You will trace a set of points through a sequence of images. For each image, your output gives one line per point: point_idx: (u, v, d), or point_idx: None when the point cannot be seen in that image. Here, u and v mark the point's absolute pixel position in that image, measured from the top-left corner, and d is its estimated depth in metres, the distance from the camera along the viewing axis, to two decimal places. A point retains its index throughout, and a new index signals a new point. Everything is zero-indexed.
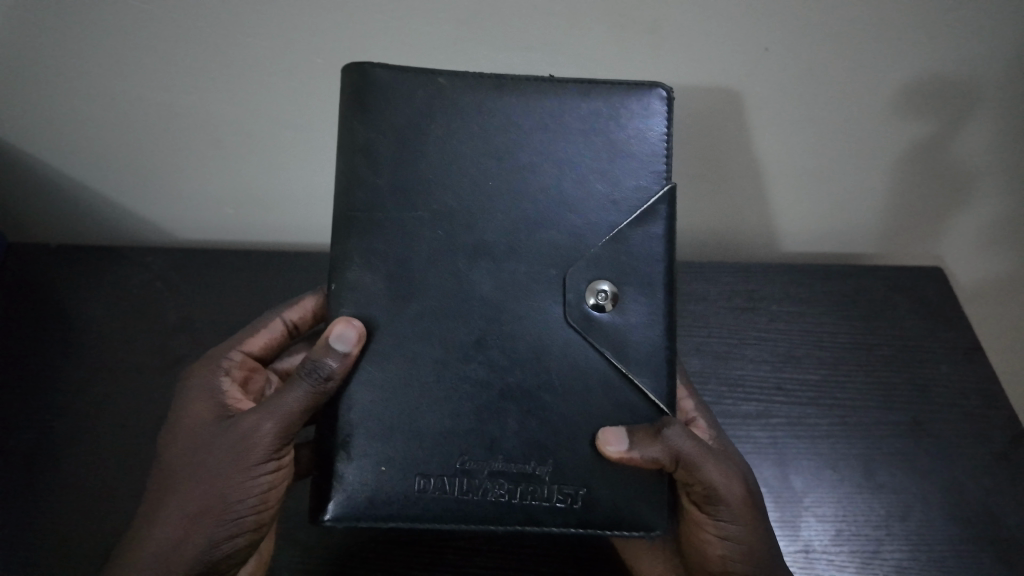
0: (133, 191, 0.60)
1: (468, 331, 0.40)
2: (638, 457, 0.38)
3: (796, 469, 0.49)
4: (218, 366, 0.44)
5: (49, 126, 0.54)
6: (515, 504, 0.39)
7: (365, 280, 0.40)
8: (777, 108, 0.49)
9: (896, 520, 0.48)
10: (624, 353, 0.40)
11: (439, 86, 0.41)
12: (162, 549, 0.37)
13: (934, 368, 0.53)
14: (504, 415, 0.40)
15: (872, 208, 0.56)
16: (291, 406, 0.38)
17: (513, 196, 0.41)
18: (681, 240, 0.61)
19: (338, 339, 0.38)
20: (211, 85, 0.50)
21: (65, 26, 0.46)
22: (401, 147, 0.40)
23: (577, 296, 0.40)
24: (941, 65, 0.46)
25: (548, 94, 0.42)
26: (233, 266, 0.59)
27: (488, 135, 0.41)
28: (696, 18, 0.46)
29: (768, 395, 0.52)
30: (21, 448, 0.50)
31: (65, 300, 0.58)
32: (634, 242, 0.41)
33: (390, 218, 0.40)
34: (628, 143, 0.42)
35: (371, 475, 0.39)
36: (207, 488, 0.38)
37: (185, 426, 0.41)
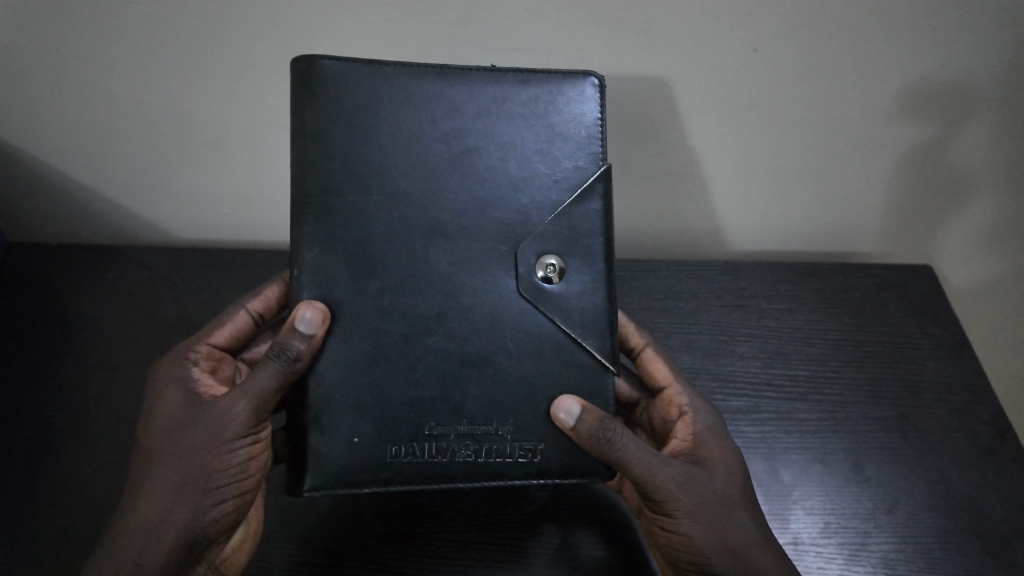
0: (168, 192, 0.65)
1: (428, 307, 0.44)
2: (580, 435, 0.43)
3: (784, 464, 0.53)
4: (187, 358, 0.49)
5: (78, 130, 0.59)
6: (481, 462, 0.44)
7: (338, 272, 0.43)
8: (767, 110, 0.55)
9: (883, 513, 0.52)
10: (566, 316, 0.45)
11: (385, 75, 0.44)
12: (153, 518, 0.41)
13: (923, 366, 0.60)
14: (464, 383, 0.44)
15: (873, 205, 0.63)
16: (262, 386, 0.42)
17: (466, 180, 0.45)
18: (667, 235, 0.67)
19: (303, 321, 0.42)
20: (235, 92, 0.55)
21: (76, 33, 0.51)
22: (353, 135, 0.44)
23: (527, 268, 0.44)
24: (935, 68, 0.52)
25: (490, 81, 0.45)
26: (258, 265, 0.66)
27: (433, 121, 0.44)
28: (682, 17, 0.48)
29: (757, 390, 0.58)
30: (22, 441, 0.56)
31: (66, 299, 0.64)
32: (578, 217, 0.46)
33: (346, 203, 0.43)
34: (563, 125, 0.46)
35: (346, 448, 0.43)
36: (192, 462, 0.42)
37: (167, 409, 0.45)
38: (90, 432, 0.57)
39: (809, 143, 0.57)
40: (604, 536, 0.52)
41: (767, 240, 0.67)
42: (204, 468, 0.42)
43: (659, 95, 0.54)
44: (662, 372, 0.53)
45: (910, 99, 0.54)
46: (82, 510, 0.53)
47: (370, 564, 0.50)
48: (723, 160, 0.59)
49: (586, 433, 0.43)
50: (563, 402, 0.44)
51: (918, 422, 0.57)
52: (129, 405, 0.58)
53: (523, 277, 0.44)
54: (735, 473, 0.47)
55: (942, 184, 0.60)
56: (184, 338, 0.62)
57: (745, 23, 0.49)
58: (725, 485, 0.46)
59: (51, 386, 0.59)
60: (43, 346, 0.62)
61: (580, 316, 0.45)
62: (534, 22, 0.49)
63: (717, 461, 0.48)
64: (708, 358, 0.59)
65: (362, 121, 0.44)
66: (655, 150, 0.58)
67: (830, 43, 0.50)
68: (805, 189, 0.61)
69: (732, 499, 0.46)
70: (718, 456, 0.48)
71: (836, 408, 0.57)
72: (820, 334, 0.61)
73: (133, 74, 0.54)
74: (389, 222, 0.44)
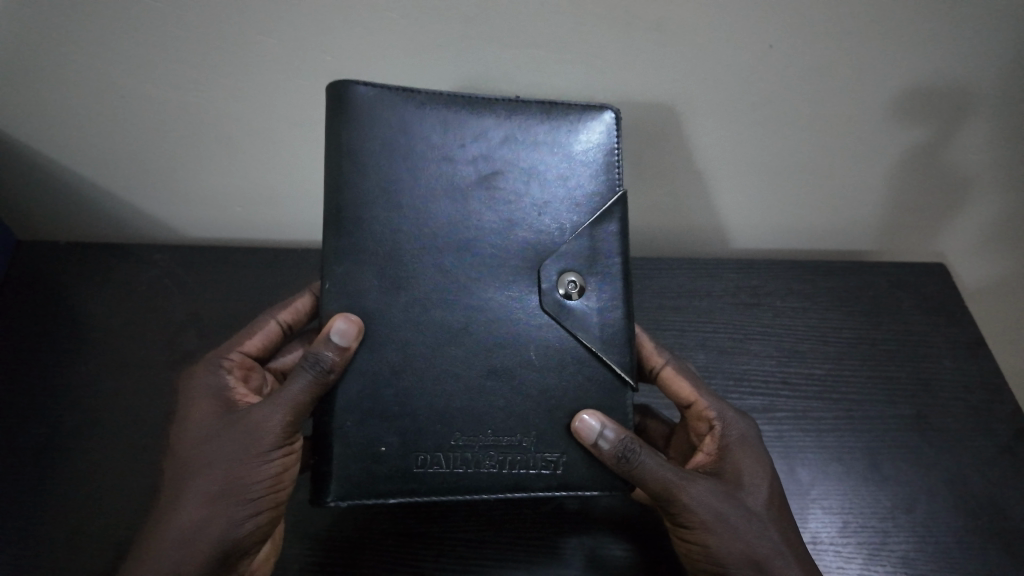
0: (178, 191, 0.65)
1: (456, 318, 0.44)
2: (602, 450, 0.43)
3: (801, 462, 0.53)
4: (219, 365, 0.49)
5: (87, 128, 0.58)
6: (504, 474, 0.44)
7: (365, 285, 0.43)
8: (781, 108, 0.54)
9: (902, 513, 0.51)
10: (590, 332, 0.45)
11: (418, 102, 0.44)
12: (187, 529, 0.41)
13: (938, 363, 0.59)
14: (489, 394, 0.44)
15: (875, 205, 0.63)
16: (295, 397, 0.42)
17: (490, 201, 0.45)
18: (678, 232, 0.68)
19: (336, 333, 0.41)
20: (246, 90, 0.54)
21: (83, 32, 0.50)
22: (385, 151, 0.44)
23: (550, 284, 0.45)
24: (948, 72, 0.51)
25: (518, 111, 0.46)
26: (269, 262, 0.66)
27: (463, 147, 0.45)
28: (700, 19, 0.48)
29: (774, 389, 0.57)
30: (34, 441, 0.56)
31: (76, 299, 0.64)
32: (597, 239, 0.46)
33: (376, 218, 0.44)
34: (584, 153, 0.47)
35: (370, 459, 0.43)
36: (226, 472, 0.42)
37: (203, 418, 0.45)
38: (100, 432, 0.56)
39: (826, 139, 0.57)
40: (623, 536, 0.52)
41: (778, 235, 0.67)
42: (239, 479, 0.42)
43: (675, 94, 0.53)
44: (688, 392, 0.51)
45: (929, 101, 0.53)
46: (95, 508, 0.52)
47: (386, 564, 0.49)
48: (736, 156, 0.59)
49: (607, 450, 0.43)
50: (583, 416, 0.44)
51: (935, 420, 0.56)
52: (140, 403, 0.58)
53: (544, 296, 0.45)
54: (762, 488, 0.47)
55: (954, 182, 0.60)
56: (196, 335, 0.62)
57: (764, 25, 0.48)
58: (751, 502, 0.46)
59: (62, 384, 0.59)
60: (54, 345, 0.61)
61: (604, 333, 0.45)
62: (548, 20, 0.48)
63: (744, 476, 0.47)
64: (724, 356, 0.59)
65: (389, 140, 0.44)
66: (667, 146, 0.58)
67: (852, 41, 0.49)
68: (817, 187, 0.61)
69: (759, 515, 0.45)
70: (745, 471, 0.47)
71: (851, 405, 0.57)
72: (834, 332, 0.61)
73: (144, 71, 0.53)
74: (410, 237, 0.44)
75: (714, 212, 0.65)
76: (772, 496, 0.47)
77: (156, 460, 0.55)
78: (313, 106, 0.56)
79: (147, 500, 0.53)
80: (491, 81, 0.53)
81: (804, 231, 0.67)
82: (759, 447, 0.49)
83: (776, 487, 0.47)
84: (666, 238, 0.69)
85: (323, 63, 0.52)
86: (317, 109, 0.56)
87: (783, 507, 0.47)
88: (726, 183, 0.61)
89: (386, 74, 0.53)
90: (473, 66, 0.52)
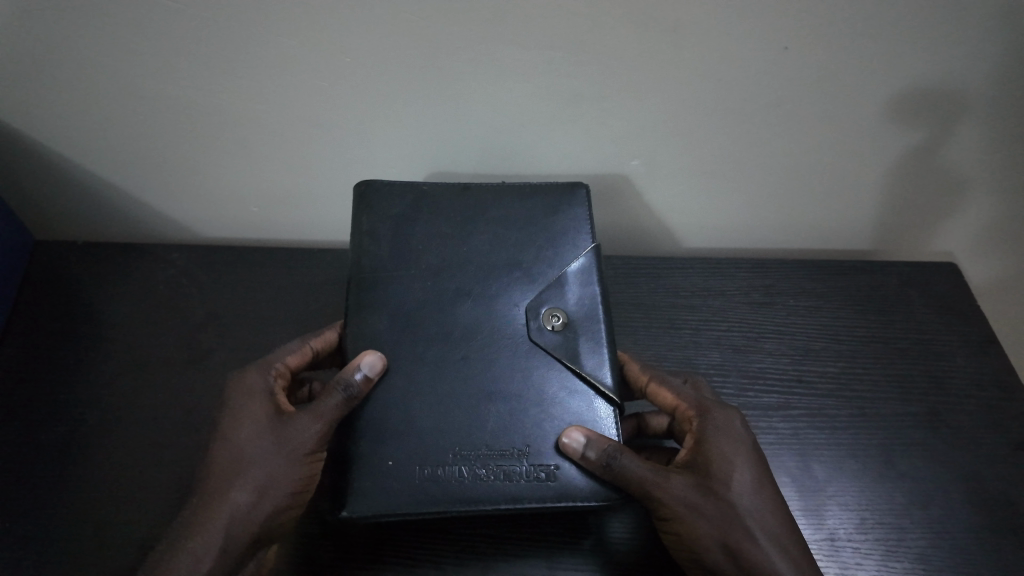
0: (193, 191, 0.65)
1: (454, 351, 0.50)
2: (584, 459, 0.46)
3: (817, 459, 0.53)
4: (261, 375, 0.51)
5: (104, 131, 0.59)
6: (500, 485, 0.46)
7: (377, 328, 0.50)
8: (792, 109, 0.55)
9: (917, 509, 0.52)
10: (577, 359, 0.50)
11: (424, 192, 0.56)
12: (230, 518, 0.45)
13: (950, 362, 0.60)
14: (487, 410, 0.48)
15: (882, 205, 0.64)
16: (329, 413, 0.47)
17: (484, 262, 0.53)
18: (689, 233, 0.69)
19: (365, 364, 0.48)
20: (265, 91, 0.55)
21: (99, 36, 0.50)
22: (397, 230, 0.54)
23: (536, 321, 0.51)
24: (948, 78, 0.51)
25: (505, 196, 0.56)
26: (285, 262, 0.67)
27: (463, 222, 0.55)
28: (717, 17, 0.48)
29: (788, 387, 0.58)
30: (54, 439, 0.56)
31: (94, 298, 0.65)
32: (576, 281, 0.53)
33: (391, 275, 0.52)
34: (567, 227, 0.55)
35: (381, 473, 0.46)
36: (267, 471, 0.46)
37: (239, 420, 0.48)
38: (119, 430, 0.57)
39: (840, 138, 0.57)
40: (638, 529, 0.52)
41: (788, 233, 0.69)
42: (279, 478, 0.46)
43: (690, 95, 0.54)
44: (674, 400, 0.52)
45: (943, 104, 0.53)
46: (116, 504, 0.52)
47: (409, 561, 0.49)
48: (748, 155, 0.59)
49: (594, 460, 0.46)
50: (572, 431, 0.47)
51: (948, 418, 0.57)
52: (160, 402, 0.58)
53: (534, 329, 0.51)
54: (741, 478, 0.48)
55: (949, 184, 0.60)
56: (214, 334, 0.62)
57: (776, 26, 0.48)
58: (729, 492, 0.47)
59: (81, 383, 0.59)
60: (73, 344, 0.62)
61: (590, 361, 0.50)
62: (564, 20, 0.48)
63: (722, 466, 0.48)
64: (738, 355, 0.59)
65: (401, 218, 0.54)
66: (681, 147, 0.59)
67: (870, 43, 0.49)
68: (829, 189, 0.62)
69: (736, 505, 0.47)
70: (722, 463, 0.48)
71: (864, 402, 0.57)
72: (846, 331, 0.61)
73: (164, 73, 0.53)
74: (418, 291, 0.52)
75: (725, 212, 0.66)
76: (753, 483, 0.48)
77: (175, 457, 0.55)
78: (330, 106, 0.56)
79: (168, 498, 0.53)
80: (507, 84, 0.53)
81: (815, 229, 0.67)
82: (740, 435, 0.50)
83: (756, 474, 0.48)
84: (679, 236, 0.70)
85: (340, 65, 0.52)
86: (333, 109, 0.56)
87: (767, 492, 0.48)
88: (737, 184, 0.62)
89: (404, 76, 0.53)
90: (491, 65, 0.52)
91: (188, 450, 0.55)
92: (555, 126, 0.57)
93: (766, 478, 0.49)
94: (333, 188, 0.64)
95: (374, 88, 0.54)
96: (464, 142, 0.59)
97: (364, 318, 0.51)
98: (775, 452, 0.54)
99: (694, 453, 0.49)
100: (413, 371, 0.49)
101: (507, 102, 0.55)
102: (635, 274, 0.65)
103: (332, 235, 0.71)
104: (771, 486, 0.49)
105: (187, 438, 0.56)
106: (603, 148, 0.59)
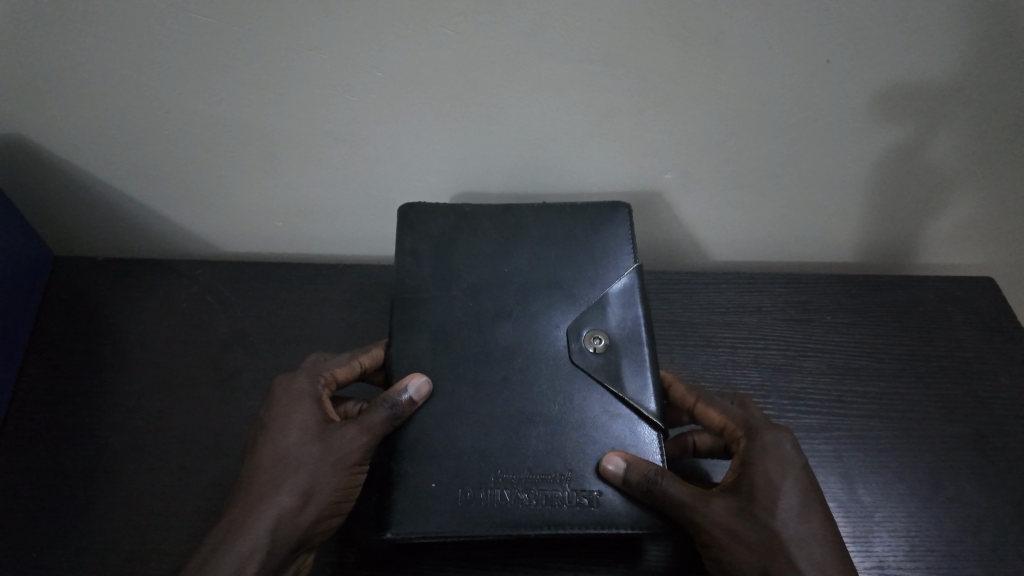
0: (215, 208, 0.64)
1: (495, 372, 0.49)
2: (626, 481, 0.45)
3: (862, 483, 0.53)
4: (307, 378, 0.50)
5: (122, 148, 0.58)
6: (541, 508, 0.45)
7: (418, 351, 0.50)
8: (824, 126, 0.54)
9: (969, 534, 0.51)
10: (620, 383, 0.49)
11: (465, 214, 0.56)
12: (270, 523, 0.43)
13: (994, 381, 0.59)
14: (528, 434, 0.47)
15: (860, 219, 0.63)
16: (373, 429, 0.46)
17: (524, 284, 0.53)
18: (722, 248, 0.68)
19: (411, 388, 0.47)
20: (280, 101, 0.53)
21: (116, 52, 0.49)
22: (437, 253, 0.54)
23: (578, 343, 0.50)
24: (971, 85, 0.50)
25: (542, 215, 0.56)
26: (311, 278, 0.67)
27: (502, 245, 0.54)
28: (744, 23, 0.46)
29: (829, 407, 0.57)
30: (81, 462, 0.55)
31: (118, 316, 0.64)
32: (617, 303, 0.52)
33: (431, 297, 0.52)
34: (608, 247, 0.54)
35: (422, 493, 0.45)
36: (309, 478, 0.45)
37: (287, 422, 0.47)
38: (146, 453, 0.55)
39: (883, 152, 0.56)
40: (679, 556, 0.50)
41: (821, 248, 0.68)
42: (320, 486, 0.45)
43: (730, 107, 0.52)
44: (720, 419, 0.49)
45: (947, 104, 0.51)
46: (145, 532, 0.51)
47: None
48: (787, 167, 0.58)
49: (634, 482, 0.44)
50: (612, 456, 0.46)
51: (995, 439, 0.56)
52: (190, 423, 0.57)
53: (574, 350, 0.50)
54: (787, 505, 0.44)
55: (930, 185, 0.58)
56: (241, 353, 0.61)
57: (809, 35, 0.47)
58: (774, 521, 0.43)
59: (107, 404, 0.58)
60: (98, 363, 0.61)
61: (633, 385, 0.49)
62: (591, 28, 0.47)
63: (767, 491, 0.44)
64: (777, 373, 0.59)
65: (444, 240, 0.54)
66: (711, 162, 0.57)
67: (918, 53, 0.47)
68: (868, 204, 0.61)
69: (781, 535, 0.43)
70: (768, 487, 0.44)
71: (907, 423, 0.56)
72: (886, 348, 0.61)
73: (191, 86, 0.52)
74: (458, 315, 0.51)
75: (758, 227, 0.65)
76: (800, 512, 0.44)
77: (205, 480, 0.54)
78: (358, 120, 0.54)
79: (198, 524, 0.52)
80: (541, 98, 0.52)
81: (849, 244, 0.66)
82: (791, 458, 0.46)
83: (805, 502, 0.45)
84: (711, 250, 0.68)
85: (370, 80, 0.51)
86: (350, 122, 0.55)
87: (817, 523, 0.44)
88: (772, 198, 0.61)
89: (436, 89, 0.51)
90: (514, 76, 0.50)
91: (219, 474, 0.54)
92: (587, 140, 0.56)
93: (816, 505, 0.45)
94: (359, 204, 0.63)
95: (387, 99, 0.52)
96: (492, 157, 0.58)
97: (408, 340, 0.51)
98: (819, 475, 0.53)
99: (738, 475, 0.46)
100: (455, 393, 0.49)
101: (540, 117, 0.54)
102: (668, 291, 0.65)
103: (360, 250, 0.70)
104: (823, 516, 0.45)
105: (218, 461, 0.55)
106: (637, 160, 0.58)
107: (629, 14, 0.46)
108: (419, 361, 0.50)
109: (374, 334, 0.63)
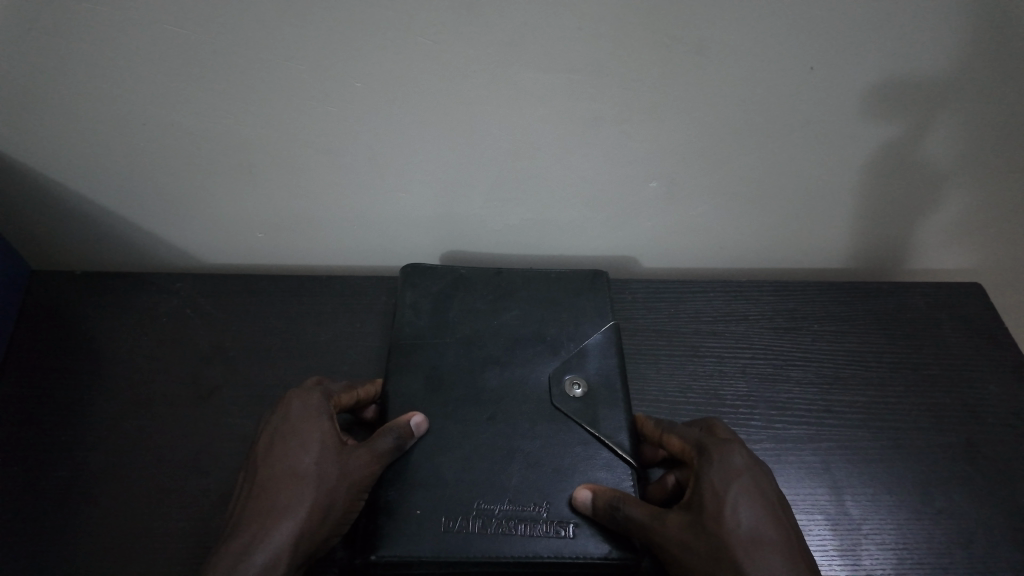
0: (194, 219, 0.63)
1: (481, 411, 0.50)
2: (589, 510, 0.45)
3: (851, 496, 0.52)
4: (321, 396, 0.49)
5: (96, 160, 0.57)
6: (519, 540, 0.44)
7: (401, 384, 0.51)
8: (811, 131, 0.53)
9: (959, 547, 0.50)
10: (596, 423, 0.49)
11: (462, 276, 0.58)
12: (286, 540, 0.42)
13: (984, 388, 0.58)
14: (509, 464, 0.47)
15: (843, 223, 0.62)
16: (382, 456, 0.46)
17: (507, 330, 0.54)
18: (711, 255, 0.68)
19: (413, 423, 0.47)
20: (253, 107, 0.51)
21: (87, 65, 0.48)
22: (434, 304, 0.56)
23: (558, 390, 0.51)
24: (964, 78, 0.48)
25: (533, 280, 0.58)
26: (295, 290, 0.66)
27: (494, 300, 0.56)
28: (731, 15, 0.44)
29: (816, 417, 0.57)
30: (55, 484, 0.53)
31: (95, 332, 0.63)
32: (593, 351, 0.53)
33: (416, 339, 0.53)
34: (592, 307, 0.56)
35: (407, 518, 0.45)
36: (325, 496, 0.44)
37: (304, 440, 0.46)
38: (121, 474, 0.54)
39: (871, 158, 0.55)
40: None
41: (808, 255, 0.67)
42: (333, 505, 0.44)
43: (718, 114, 0.52)
44: (678, 444, 0.48)
45: (939, 101, 0.50)
46: (118, 557, 0.50)
47: None
48: (775, 173, 0.57)
49: (600, 512, 0.44)
50: (581, 489, 0.46)
51: (985, 448, 0.55)
52: (168, 442, 0.56)
53: (556, 395, 0.50)
54: (735, 513, 0.43)
55: (925, 183, 0.57)
56: (221, 369, 0.60)
57: (795, 36, 0.46)
58: (723, 531, 0.42)
59: (83, 424, 0.57)
60: (74, 381, 0.60)
61: (610, 425, 0.49)
62: (573, 24, 0.45)
63: (715, 502, 0.43)
64: (765, 383, 0.58)
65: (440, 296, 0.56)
66: (698, 167, 0.56)
67: (908, 53, 0.46)
68: (860, 207, 0.60)
69: (730, 543, 0.42)
70: (716, 499, 0.43)
71: (896, 432, 0.56)
72: (874, 356, 0.60)
73: (168, 98, 0.51)
74: (442, 354, 0.53)
75: (747, 235, 0.64)
76: (752, 521, 0.43)
77: (182, 502, 0.53)
78: (341, 129, 0.53)
79: (172, 547, 0.50)
80: (523, 105, 0.51)
81: (840, 250, 0.66)
82: (741, 467, 0.45)
83: (756, 508, 0.43)
84: (699, 258, 0.68)
85: (348, 87, 0.50)
86: (328, 127, 0.53)
87: (770, 527, 0.43)
88: (761, 207, 0.60)
89: (417, 96, 0.50)
90: (497, 77, 0.49)
91: (197, 496, 0.53)
92: (573, 149, 0.55)
93: (770, 512, 0.44)
94: (342, 214, 0.62)
95: (366, 103, 0.51)
96: (476, 166, 0.57)
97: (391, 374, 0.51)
98: (808, 488, 0.52)
99: (691, 491, 0.45)
100: (438, 423, 0.49)
101: (524, 122, 0.52)
102: (655, 300, 0.64)
103: (344, 258, 0.69)
104: (779, 522, 0.43)
105: (196, 481, 0.54)
106: (623, 169, 0.57)
107: (615, 12, 0.44)
108: (401, 390, 0.51)
109: (358, 349, 0.62)
